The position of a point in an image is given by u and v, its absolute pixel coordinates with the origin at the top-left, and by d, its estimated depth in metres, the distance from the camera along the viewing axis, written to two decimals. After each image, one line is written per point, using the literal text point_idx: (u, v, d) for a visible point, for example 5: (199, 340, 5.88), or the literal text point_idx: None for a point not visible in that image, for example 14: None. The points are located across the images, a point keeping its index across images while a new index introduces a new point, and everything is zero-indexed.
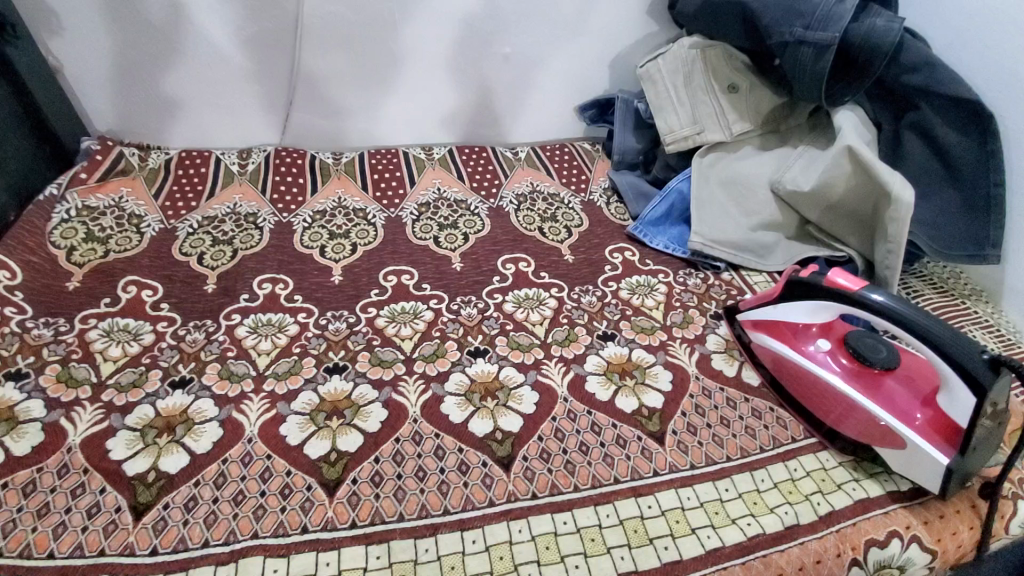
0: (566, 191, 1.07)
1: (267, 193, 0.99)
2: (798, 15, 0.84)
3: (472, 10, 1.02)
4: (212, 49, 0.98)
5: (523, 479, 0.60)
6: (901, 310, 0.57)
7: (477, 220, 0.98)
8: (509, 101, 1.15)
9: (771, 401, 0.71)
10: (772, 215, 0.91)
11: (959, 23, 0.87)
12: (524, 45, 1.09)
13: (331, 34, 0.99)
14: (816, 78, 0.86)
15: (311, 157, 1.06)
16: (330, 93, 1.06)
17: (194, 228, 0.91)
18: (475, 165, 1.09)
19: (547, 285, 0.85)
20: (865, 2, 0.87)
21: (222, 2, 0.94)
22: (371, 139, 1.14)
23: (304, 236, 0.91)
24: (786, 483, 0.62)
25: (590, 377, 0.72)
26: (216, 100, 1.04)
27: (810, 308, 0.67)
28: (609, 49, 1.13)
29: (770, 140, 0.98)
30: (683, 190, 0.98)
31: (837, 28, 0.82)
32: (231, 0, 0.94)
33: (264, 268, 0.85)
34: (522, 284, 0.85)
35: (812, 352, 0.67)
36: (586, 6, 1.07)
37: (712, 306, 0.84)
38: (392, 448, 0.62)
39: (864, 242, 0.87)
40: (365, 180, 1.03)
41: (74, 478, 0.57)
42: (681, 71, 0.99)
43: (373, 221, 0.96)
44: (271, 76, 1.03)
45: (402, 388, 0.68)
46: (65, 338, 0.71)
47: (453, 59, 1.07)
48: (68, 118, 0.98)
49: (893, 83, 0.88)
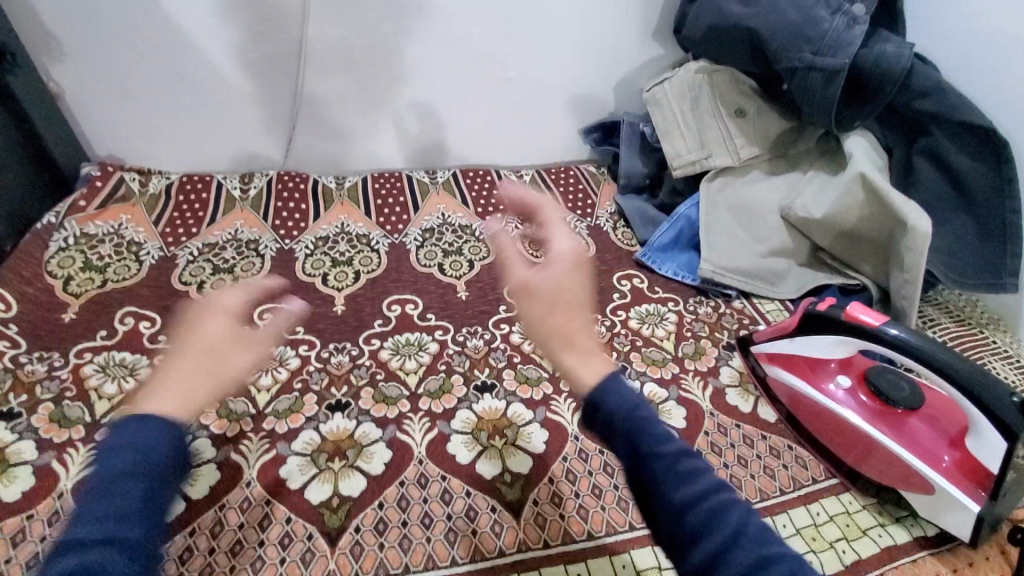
0: (572, 215, 1.05)
1: (269, 219, 0.97)
2: (806, 41, 0.84)
3: (477, 35, 1.02)
4: (216, 75, 0.97)
5: (533, 526, 0.58)
6: (924, 347, 0.57)
7: (482, 246, 0.96)
8: (514, 124, 1.15)
9: (788, 438, 0.68)
10: (783, 242, 0.90)
11: (969, 49, 0.87)
12: (529, 68, 1.08)
13: (335, 58, 0.99)
14: (825, 104, 0.86)
15: (315, 181, 1.04)
16: (333, 117, 1.05)
17: (194, 256, 0.89)
18: (480, 189, 1.08)
19: None
20: (873, 28, 0.87)
21: (225, 28, 0.93)
22: (374, 162, 1.13)
23: (306, 263, 0.90)
24: (809, 529, 0.59)
25: None
26: (218, 124, 1.03)
27: (828, 343, 0.65)
28: (614, 72, 1.12)
29: (779, 165, 0.97)
30: (692, 216, 0.96)
31: (847, 54, 0.82)
32: (235, 27, 0.93)
33: (265, 298, 0.83)
34: None
35: (830, 388, 0.65)
36: (592, 30, 1.06)
37: (724, 336, 0.82)
38: (397, 492, 0.59)
39: (878, 270, 0.85)
40: (368, 205, 1.02)
41: (65, 527, 0.54)
42: (688, 95, 0.99)
43: (377, 248, 0.94)
44: (274, 100, 1.02)
45: (407, 426, 0.66)
46: (60, 373, 0.69)
47: (458, 83, 1.07)
48: (68, 144, 0.97)
49: (903, 108, 0.87)
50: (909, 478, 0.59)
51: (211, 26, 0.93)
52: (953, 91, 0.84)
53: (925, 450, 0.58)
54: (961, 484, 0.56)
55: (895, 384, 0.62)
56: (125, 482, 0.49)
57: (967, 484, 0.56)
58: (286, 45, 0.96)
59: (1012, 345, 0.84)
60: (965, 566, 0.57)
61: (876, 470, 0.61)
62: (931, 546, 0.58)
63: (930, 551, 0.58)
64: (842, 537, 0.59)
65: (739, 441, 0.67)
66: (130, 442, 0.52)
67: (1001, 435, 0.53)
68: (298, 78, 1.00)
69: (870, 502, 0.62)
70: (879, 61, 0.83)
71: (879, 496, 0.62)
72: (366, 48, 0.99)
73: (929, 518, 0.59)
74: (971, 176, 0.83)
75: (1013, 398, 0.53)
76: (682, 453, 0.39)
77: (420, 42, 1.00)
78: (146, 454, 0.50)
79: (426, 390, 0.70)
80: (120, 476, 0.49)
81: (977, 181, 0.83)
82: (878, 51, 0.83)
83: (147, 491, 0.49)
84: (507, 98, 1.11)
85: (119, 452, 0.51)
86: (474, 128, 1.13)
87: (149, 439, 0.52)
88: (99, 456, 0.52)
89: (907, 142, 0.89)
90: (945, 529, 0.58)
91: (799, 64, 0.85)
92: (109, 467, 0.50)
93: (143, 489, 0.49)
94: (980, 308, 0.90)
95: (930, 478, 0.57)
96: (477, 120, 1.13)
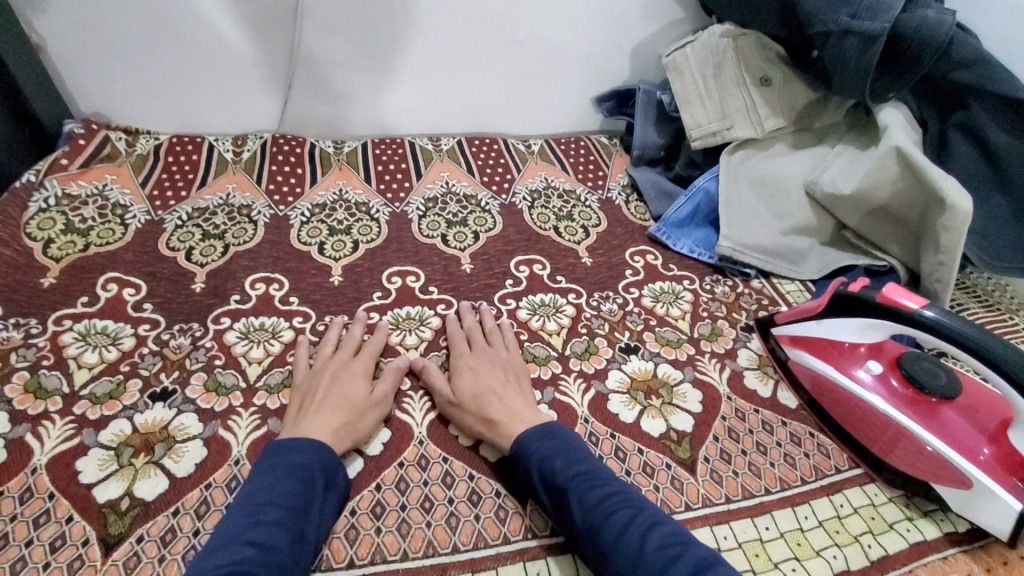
0: (583, 187, 1.00)
1: (263, 184, 0.92)
2: (843, 3, 0.78)
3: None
4: (206, 28, 0.91)
5: (540, 512, 0.54)
6: (971, 334, 0.52)
7: (488, 217, 0.91)
8: (523, 90, 1.08)
9: (810, 425, 0.65)
10: (807, 219, 0.85)
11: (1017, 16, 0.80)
12: (542, 30, 1.02)
13: (335, 13, 0.92)
14: (860, 72, 0.79)
15: (312, 145, 0.99)
16: (332, 78, 0.99)
17: (183, 220, 0.84)
18: (487, 158, 1.02)
19: (564, 291, 0.79)
20: None
21: None
22: (375, 127, 1.07)
23: (302, 231, 0.85)
24: (832, 522, 0.56)
25: (612, 396, 0.66)
26: (209, 82, 0.97)
27: (859, 327, 0.61)
28: (631, 36, 1.06)
29: (804, 139, 0.91)
30: (710, 190, 0.91)
31: (887, 19, 0.75)
32: None
33: (258, 266, 0.78)
34: (537, 289, 0.79)
35: (858, 374, 0.61)
36: None
37: (742, 316, 0.78)
38: (395, 474, 0.55)
39: (908, 251, 0.81)
40: (368, 172, 0.96)
41: (38, 504, 0.50)
42: (711, 61, 0.92)
43: (376, 216, 0.89)
44: (269, 58, 0.95)
45: (407, 405, 0.62)
46: (36, 341, 0.64)
47: (465, 44, 1.00)
48: (49, 98, 0.91)
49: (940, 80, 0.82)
50: (943, 472, 0.55)
51: None
52: (997, 62, 0.78)
53: (961, 443, 0.54)
54: (1001, 478, 0.52)
55: (929, 372, 0.58)
56: (296, 497, 0.48)
57: (1008, 479, 0.52)
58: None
59: None
60: (999, 565, 0.53)
61: (905, 462, 0.58)
62: (962, 542, 0.55)
63: (962, 547, 0.54)
64: (867, 531, 0.55)
65: (758, 427, 0.64)
66: (277, 460, 0.51)
67: None
68: (294, 34, 0.93)
69: (897, 494, 0.59)
70: (922, 24, 0.75)
71: (906, 489, 0.58)
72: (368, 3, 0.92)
73: (960, 513, 0.55)
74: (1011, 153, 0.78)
75: None
76: (578, 476, 0.51)
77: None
78: (305, 470, 0.50)
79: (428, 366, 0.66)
80: (289, 492, 0.48)
81: (1017, 159, 0.77)
82: (923, 13, 0.76)
83: (312, 505, 0.48)
84: (517, 62, 1.05)
85: (265, 470, 0.50)
86: (481, 93, 1.07)
87: (312, 457, 0.51)
88: (253, 475, 0.50)
89: (942, 116, 0.84)
90: (977, 524, 0.55)
91: (833, 28, 0.78)
92: (255, 484, 0.49)
93: (313, 508, 0.48)
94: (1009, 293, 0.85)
95: (966, 472, 0.53)
96: (484, 85, 1.06)
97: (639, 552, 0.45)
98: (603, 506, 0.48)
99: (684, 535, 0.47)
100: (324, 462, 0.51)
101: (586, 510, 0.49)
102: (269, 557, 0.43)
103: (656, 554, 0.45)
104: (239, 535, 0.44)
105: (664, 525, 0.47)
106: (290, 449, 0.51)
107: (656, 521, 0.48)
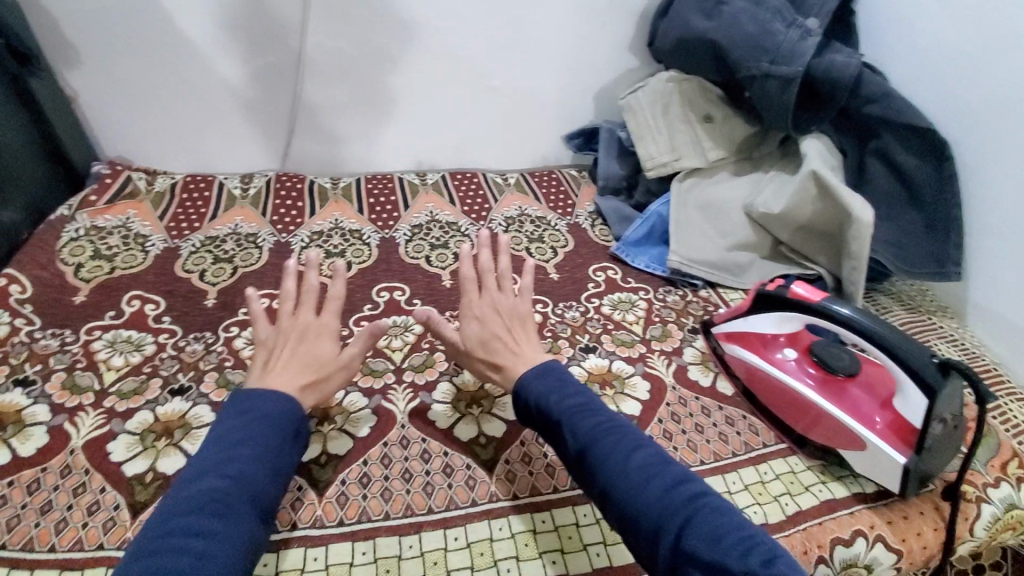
0: (553, 213, 1.12)
1: (267, 216, 1.03)
2: (763, 52, 0.91)
3: (465, 47, 1.10)
4: (220, 81, 1.05)
5: (504, 481, 0.63)
6: (862, 321, 0.63)
7: (467, 240, 1.03)
8: (500, 130, 1.22)
9: (744, 409, 0.74)
10: (746, 236, 0.97)
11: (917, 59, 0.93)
12: (514, 79, 1.16)
13: (332, 68, 1.06)
14: (781, 108, 0.93)
15: (311, 181, 1.11)
16: (329, 123, 1.12)
17: (197, 247, 0.95)
18: (467, 190, 1.15)
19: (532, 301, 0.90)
20: (826, 42, 0.95)
21: (231, 39, 1.01)
22: (368, 165, 1.20)
23: (301, 254, 0.96)
24: (756, 485, 0.65)
25: None
26: (220, 127, 1.10)
27: (777, 319, 0.71)
28: (593, 82, 1.20)
29: (744, 167, 1.05)
30: (663, 213, 1.03)
31: (801, 64, 0.89)
32: (238, 38, 1.01)
33: (264, 284, 0.89)
34: None
35: (779, 360, 0.72)
36: (571, 44, 1.15)
37: (690, 320, 0.89)
38: (380, 451, 0.65)
39: (833, 261, 0.92)
40: (361, 204, 1.08)
41: (77, 477, 0.60)
42: (660, 102, 1.06)
43: (368, 241, 1.00)
44: (274, 107, 1.09)
45: (391, 396, 0.71)
46: (71, 347, 0.74)
47: (446, 91, 1.14)
48: (81, 144, 1.04)
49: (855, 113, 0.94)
50: (848, 440, 0.65)
51: (217, 38, 1.01)
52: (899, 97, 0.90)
53: (861, 414, 0.64)
54: (892, 441, 0.62)
55: (835, 355, 0.69)
56: (263, 440, 0.54)
57: (897, 441, 0.62)
58: (284, 51, 1.03)
59: (959, 330, 0.90)
60: (899, 519, 0.63)
61: (821, 434, 0.67)
62: (868, 500, 0.64)
63: (867, 505, 0.64)
64: (786, 492, 0.65)
65: (698, 411, 0.73)
66: (245, 405, 0.57)
67: (923, 393, 0.60)
68: (296, 85, 1.07)
69: (815, 464, 0.68)
70: (832, 67, 0.89)
71: (823, 459, 0.68)
72: (360, 57, 1.06)
73: (866, 475, 0.65)
74: (916, 175, 0.90)
75: (934, 359, 0.59)
76: (579, 409, 0.59)
77: (411, 53, 1.08)
78: (273, 417, 0.57)
79: (411, 364, 0.75)
80: (260, 437, 0.55)
81: (922, 177, 0.90)
82: (828, 59, 0.91)
83: (281, 446, 0.55)
84: (493, 106, 1.19)
85: (235, 416, 0.56)
86: (462, 134, 1.21)
87: (279, 406, 0.58)
88: (225, 418, 0.57)
89: (859, 143, 0.96)
90: (881, 485, 0.64)
91: (759, 71, 0.92)
92: (225, 426, 0.55)
93: (281, 451, 0.55)
94: (930, 298, 0.96)
95: (865, 438, 0.63)
96: (464, 126, 1.20)
97: (625, 466, 0.54)
98: (595, 432, 0.57)
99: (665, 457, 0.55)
100: (287, 411, 0.58)
101: (579, 434, 0.57)
102: (241, 488, 0.50)
103: (639, 469, 0.53)
104: (211, 469, 0.51)
105: (650, 448, 0.56)
106: (256, 399, 0.58)
107: (642, 444, 0.56)
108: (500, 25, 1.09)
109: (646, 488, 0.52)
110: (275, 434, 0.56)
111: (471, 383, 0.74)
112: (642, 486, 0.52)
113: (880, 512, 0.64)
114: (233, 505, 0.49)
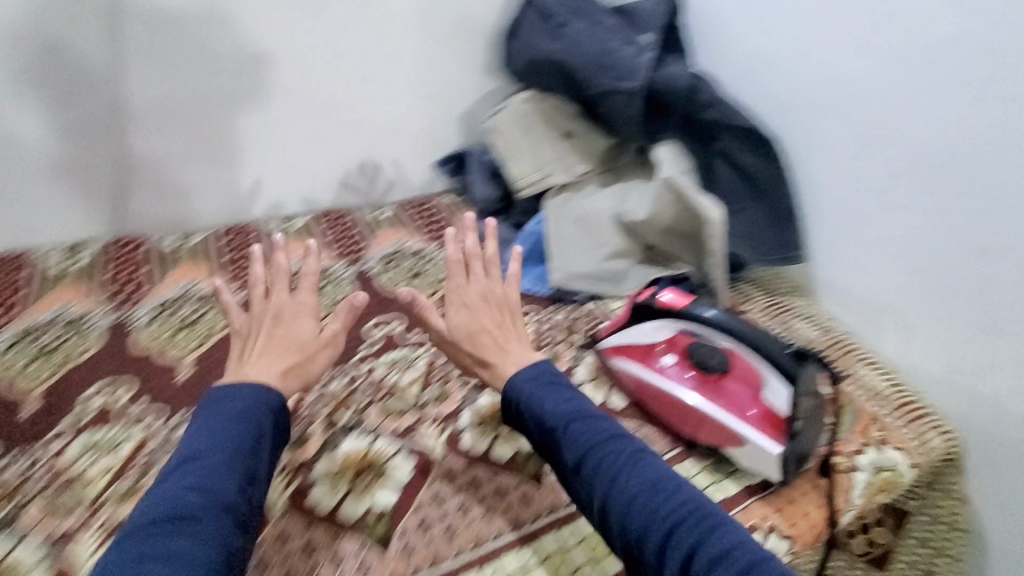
0: (432, 244, 1.08)
1: (99, 293, 0.89)
2: (607, 69, 0.97)
3: (314, 80, 1.04)
4: (16, 148, 0.90)
5: (401, 558, 0.60)
6: (725, 321, 0.72)
7: (342, 287, 0.96)
8: (368, 164, 1.15)
9: (637, 421, 0.75)
10: (619, 244, 0.98)
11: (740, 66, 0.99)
12: (370, 112, 1.11)
13: (157, 122, 0.95)
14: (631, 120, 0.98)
15: (154, 242, 0.99)
16: (166, 179, 1.00)
17: (6, 347, 0.80)
18: (338, 231, 1.08)
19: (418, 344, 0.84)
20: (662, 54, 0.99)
21: (22, 102, 0.88)
22: (225, 216, 1.07)
23: (145, 333, 0.84)
24: None
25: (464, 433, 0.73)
26: (25, 199, 0.93)
27: (655, 325, 0.74)
28: (454, 106, 1.18)
29: (609, 177, 1.08)
30: (539, 233, 1.04)
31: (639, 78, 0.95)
32: (32, 100, 0.88)
33: (99, 378, 0.78)
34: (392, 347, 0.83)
35: (657, 367, 0.74)
36: (423, 72, 1.12)
37: (580, 337, 0.88)
38: (256, 556, 0.58)
39: (698, 259, 0.96)
40: (216, 261, 0.97)
41: None
42: (521, 122, 1.09)
43: (226, 304, 0.90)
44: (93, 169, 0.95)
45: (265, 485, 0.64)
46: None
47: (303, 130, 1.06)
48: None
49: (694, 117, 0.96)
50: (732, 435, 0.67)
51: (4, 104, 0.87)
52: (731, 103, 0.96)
53: (738, 410, 0.68)
54: (768, 433, 0.66)
55: (706, 351, 0.71)
56: (228, 440, 0.56)
57: (771, 431, 0.66)
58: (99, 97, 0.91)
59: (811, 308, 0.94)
60: (786, 504, 0.67)
61: (705, 434, 0.69)
62: (759, 491, 0.67)
63: (758, 496, 0.67)
64: None
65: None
66: (212, 409, 0.59)
67: (785, 382, 0.68)
68: (121, 136, 0.94)
69: (707, 464, 0.71)
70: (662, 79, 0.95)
71: (714, 457, 0.70)
72: (193, 100, 0.96)
73: (751, 469, 0.67)
74: (757, 169, 0.94)
75: (789, 350, 0.69)
76: (576, 421, 0.63)
77: (255, 91, 1.00)
78: (243, 415, 0.58)
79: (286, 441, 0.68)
80: (230, 438, 0.56)
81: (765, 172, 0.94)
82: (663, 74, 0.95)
83: (238, 456, 0.55)
84: (355, 140, 1.12)
85: (209, 414, 0.59)
86: (327, 173, 1.13)
87: (245, 395, 0.60)
88: (201, 418, 0.59)
89: (702, 145, 0.98)
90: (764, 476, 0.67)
91: (603, 83, 0.98)
92: (201, 427, 0.57)
93: (256, 457, 0.57)
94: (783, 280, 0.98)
95: (747, 430, 0.66)
96: (328, 164, 1.12)
97: (617, 471, 0.58)
98: (603, 447, 0.60)
99: (655, 461, 0.60)
100: (263, 403, 0.61)
101: (577, 445, 0.61)
102: (207, 505, 0.51)
103: (624, 467, 0.58)
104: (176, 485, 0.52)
105: (648, 454, 0.60)
106: (230, 397, 0.60)
107: (641, 450, 0.61)
108: (349, 56, 1.04)
109: (629, 485, 0.57)
110: (246, 450, 0.56)
111: (357, 450, 0.69)
112: (627, 483, 0.57)
113: (764, 495, 0.67)
114: (203, 521, 0.50)
